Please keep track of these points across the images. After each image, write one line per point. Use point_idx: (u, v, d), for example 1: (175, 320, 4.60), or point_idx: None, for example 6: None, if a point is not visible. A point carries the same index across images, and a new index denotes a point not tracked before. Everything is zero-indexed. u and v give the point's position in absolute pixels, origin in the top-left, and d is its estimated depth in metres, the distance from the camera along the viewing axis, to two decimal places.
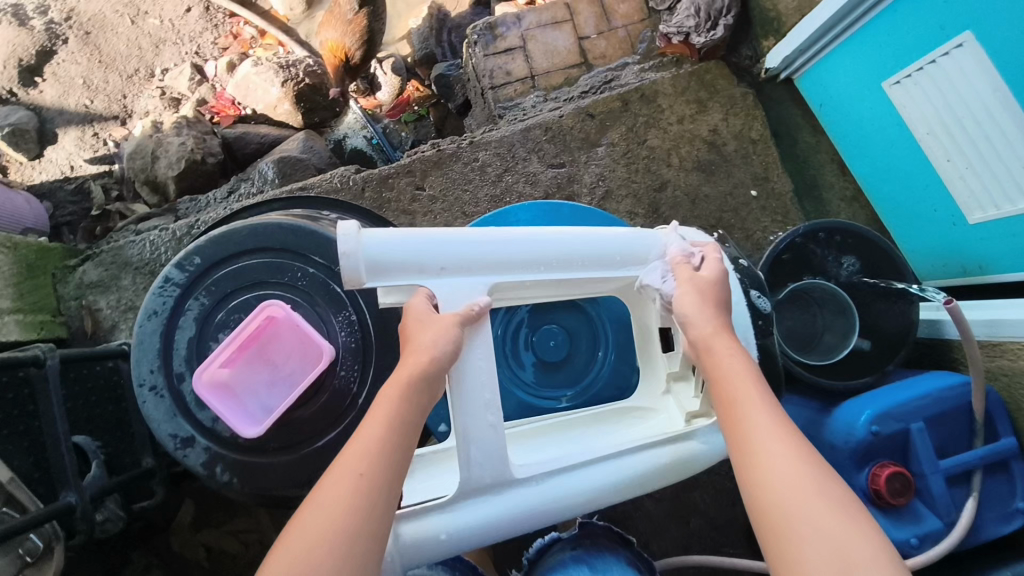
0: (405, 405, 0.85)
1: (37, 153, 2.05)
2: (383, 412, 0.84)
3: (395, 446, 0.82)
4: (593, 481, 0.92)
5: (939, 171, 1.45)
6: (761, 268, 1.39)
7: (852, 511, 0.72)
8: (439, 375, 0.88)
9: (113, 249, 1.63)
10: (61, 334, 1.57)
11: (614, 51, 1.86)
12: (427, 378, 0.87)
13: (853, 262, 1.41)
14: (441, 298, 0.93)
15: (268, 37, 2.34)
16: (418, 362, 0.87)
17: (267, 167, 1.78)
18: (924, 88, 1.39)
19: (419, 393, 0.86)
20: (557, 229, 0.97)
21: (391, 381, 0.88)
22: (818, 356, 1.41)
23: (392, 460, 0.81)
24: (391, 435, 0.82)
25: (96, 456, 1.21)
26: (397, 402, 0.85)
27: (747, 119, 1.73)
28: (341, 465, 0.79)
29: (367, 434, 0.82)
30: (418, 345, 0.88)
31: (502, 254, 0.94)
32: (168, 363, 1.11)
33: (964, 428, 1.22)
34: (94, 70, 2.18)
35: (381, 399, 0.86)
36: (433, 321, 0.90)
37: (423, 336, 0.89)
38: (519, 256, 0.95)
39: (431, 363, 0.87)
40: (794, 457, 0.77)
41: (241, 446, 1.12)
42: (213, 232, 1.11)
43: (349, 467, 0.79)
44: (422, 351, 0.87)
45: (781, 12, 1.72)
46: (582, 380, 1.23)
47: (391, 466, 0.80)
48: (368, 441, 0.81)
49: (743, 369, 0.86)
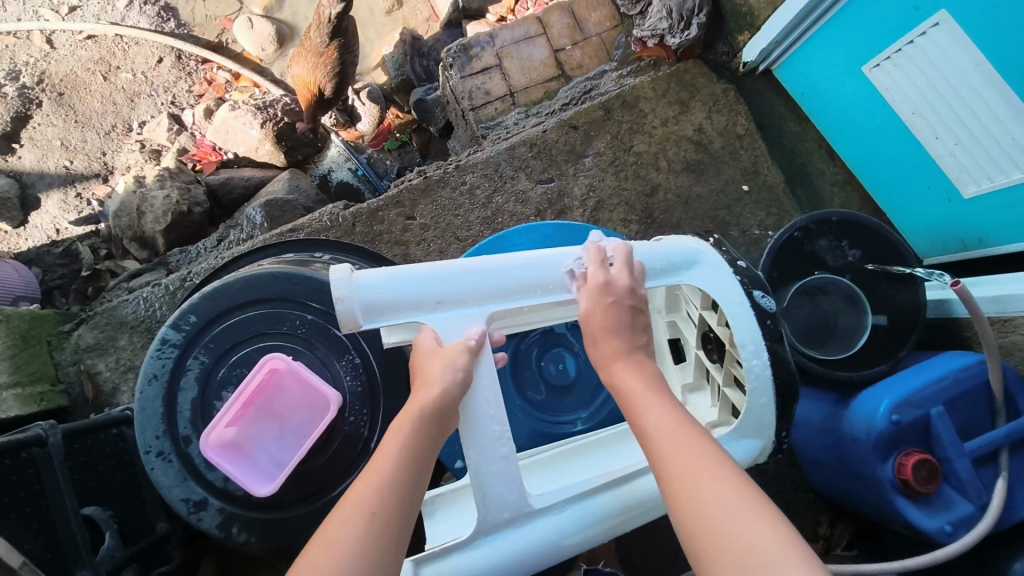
0: (416, 440, 0.80)
1: (21, 220, 2.01)
2: (395, 448, 0.79)
3: (408, 480, 0.78)
4: (621, 505, 0.89)
5: (929, 150, 1.44)
6: (762, 267, 1.37)
7: (762, 521, 0.67)
8: (449, 411, 0.82)
9: (107, 310, 1.60)
10: (62, 402, 1.52)
11: (590, 60, 1.86)
12: (439, 411, 0.81)
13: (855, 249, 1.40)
14: (445, 335, 0.88)
15: (242, 80, 2.37)
16: (429, 395, 0.81)
17: (255, 212, 1.75)
18: (904, 69, 1.39)
19: (431, 428, 0.81)
20: (553, 251, 0.93)
21: (401, 416, 0.82)
22: (836, 347, 1.41)
23: (404, 496, 0.76)
24: (404, 469, 0.78)
25: (109, 526, 1.19)
26: (408, 438, 0.80)
27: (730, 115, 1.72)
28: (352, 502, 0.75)
29: (377, 469, 0.78)
30: (426, 378, 0.83)
31: (501, 281, 0.89)
32: (173, 426, 1.08)
33: (984, 408, 1.20)
34: (71, 131, 2.17)
35: (390, 434, 0.81)
36: (440, 353, 0.85)
37: (431, 368, 0.83)
38: (519, 282, 0.90)
39: (443, 397, 0.81)
40: (703, 475, 0.73)
41: (254, 502, 1.09)
42: (207, 287, 1.09)
43: (360, 504, 0.74)
44: (433, 385, 0.81)
45: (754, 6, 1.72)
46: (595, 401, 1.21)
47: (404, 502, 0.76)
48: (380, 475, 0.77)
49: (645, 391, 0.84)
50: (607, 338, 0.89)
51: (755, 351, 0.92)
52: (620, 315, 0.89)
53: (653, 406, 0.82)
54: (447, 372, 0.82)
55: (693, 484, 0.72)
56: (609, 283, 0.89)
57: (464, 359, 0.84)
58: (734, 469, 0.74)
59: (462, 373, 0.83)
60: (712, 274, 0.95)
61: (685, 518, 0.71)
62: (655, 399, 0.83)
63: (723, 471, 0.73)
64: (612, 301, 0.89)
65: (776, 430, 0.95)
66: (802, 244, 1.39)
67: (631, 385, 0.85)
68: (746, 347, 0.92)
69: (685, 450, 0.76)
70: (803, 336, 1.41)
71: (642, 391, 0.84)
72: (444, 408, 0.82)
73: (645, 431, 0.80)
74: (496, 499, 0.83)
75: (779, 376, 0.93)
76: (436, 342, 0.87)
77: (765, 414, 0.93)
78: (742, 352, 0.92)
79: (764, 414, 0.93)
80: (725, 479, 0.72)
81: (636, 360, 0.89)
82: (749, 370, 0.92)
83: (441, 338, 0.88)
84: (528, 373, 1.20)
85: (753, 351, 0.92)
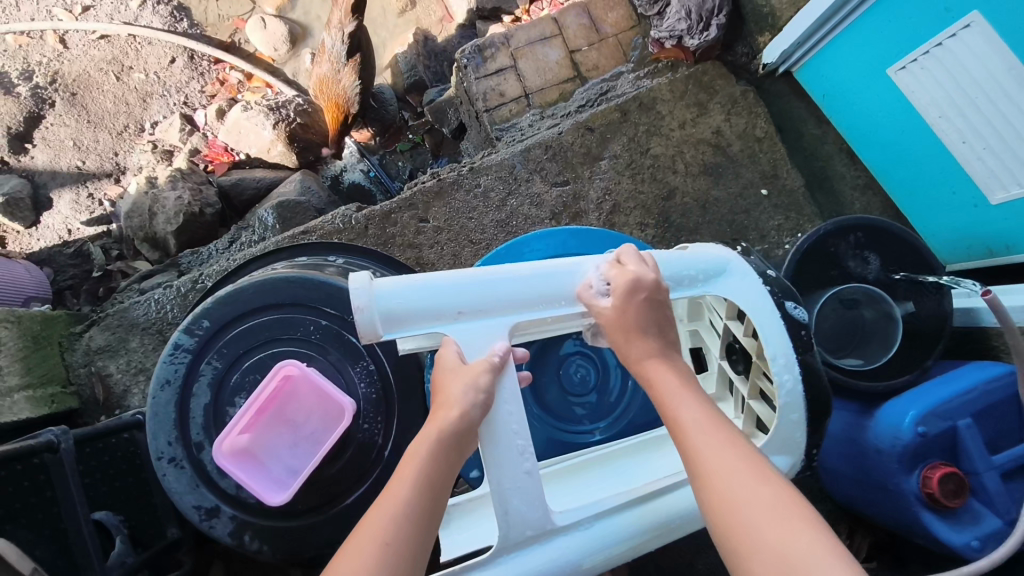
0: (432, 466, 0.79)
1: (33, 220, 2.01)
2: (411, 472, 0.78)
3: (422, 508, 0.77)
4: (644, 523, 0.86)
5: (956, 154, 1.40)
6: (785, 273, 1.33)
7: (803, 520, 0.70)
8: (472, 431, 0.80)
9: (118, 311, 1.59)
10: (73, 404, 1.51)
11: (606, 61, 1.84)
12: (459, 435, 0.80)
13: (876, 260, 1.37)
14: (467, 351, 0.86)
15: (254, 81, 2.37)
16: (449, 416, 0.79)
17: (267, 213, 1.74)
18: (931, 71, 1.35)
19: (451, 450, 0.80)
20: (570, 260, 0.91)
21: (420, 437, 0.81)
22: (879, 344, 1.35)
23: (419, 526, 0.75)
24: (420, 499, 0.77)
25: (120, 531, 1.17)
26: (426, 459, 0.79)
27: (749, 117, 1.69)
28: (366, 531, 0.74)
29: (394, 493, 0.77)
30: (447, 400, 0.80)
31: (520, 292, 0.87)
32: (186, 433, 1.06)
33: (1014, 420, 1.16)
34: (83, 131, 2.16)
35: (408, 457, 0.80)
36: (462, 372, 0.82)
37: (453, 390, 0.80)
38: (538, 292, 0.88)
39: (462, 419, 0.79)
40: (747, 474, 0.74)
41: (264, 509, 1.08)
42: (220, 292, 1.07)
43: (374, 532, 0.74)
44: (453, 407, 0.79)
45: (775, 8, 1.68)
46: (614, 410, 1.18)
47: (421, 533, 0.75)
48: (394, 504, 0.76)
49: (679, 387, 0.84)
50: (633, 341, 0.87)
51: (785, 365, 0.89)
52: (637, 315, 0.87)
53: (689, 405, 0.82)
54: (468, 393, 0.80)
55: (736, 486, 0.73)
56: (638, 279, 0.87)
57: (487, 379, 0.82)
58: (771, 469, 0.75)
59: (484, 395, 0.80)
60: (739, 285, 0.93)
61: (724, 520, 0.72)
62: (689, 398, 0.82)
63: (761, 473, 0.74)
64: (643, 297, 0.87)
65: (805, 448, 0.92)
66: (823, 252, 1.35)
67: (666, 381, 0.85)
68: (776, 361, 0.90)
69: (725, 450, 0.76)
70: (840, 346, 1.36)
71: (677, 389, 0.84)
72: (464, 431, 0.79)
73: (679, 428, 0.80)
74: (517, 516, 0.80)
75: (808, 392, 0.91)
76: (459, 359, 0.85)
77: (795, 431, 0.91)
78: (772, 366, 0.89)
79: (795, 431, 0.91)
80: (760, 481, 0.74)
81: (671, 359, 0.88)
82: (780, 385, 0.89)
83: (465, 356, 0.86)
84: (547, 381, 1.18)
85: (783, 365, 0.89)
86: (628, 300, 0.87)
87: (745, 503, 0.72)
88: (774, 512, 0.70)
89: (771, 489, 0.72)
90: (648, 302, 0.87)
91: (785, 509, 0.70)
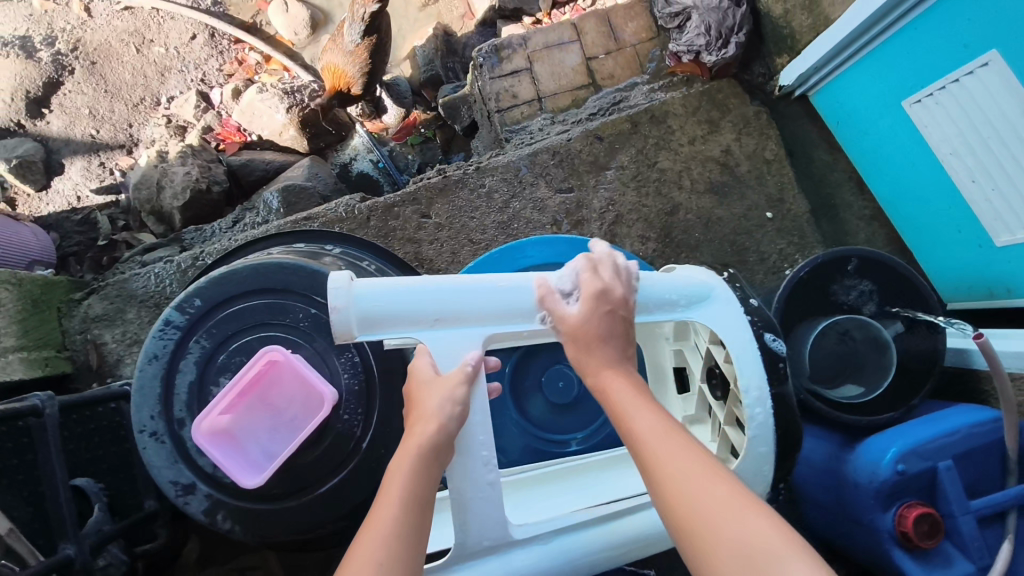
0: (416, 481, 0.78)
1: (43, 184, 2.05)
2: (396, 489, 0.78)
3: (411, 525, 0.77)
4: (607, 541, 0.87)
5: (964, 194, 1.39)
6: (775, 311, 1.32)
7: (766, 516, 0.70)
8: (449, 445, 0.81)
9: (118, 282, 1.61)
10: (67, 369, 1.54)
11: (622, 70, 1.83)
12: (437, 448, 0.80)
13: (869, 287, 1.36)
14: (440, 361, 0.87)
15: (273, 63, 2.39)
16: (425, 432, 0.80)
17: (272, 197, 1.75)
18: (945, 108, 1.33)
19: (432, 464, 0.80)
20: (542, 276, 0.90)
21: (400, 454, 0.80)
22: (874, 373, 1.32)
23: (411, 543, 0.75)
24: (408, 514, 0.77)
25: (98, 499, 1.20)
26: (410, 477, 0.78)
27: (760, 139, 1.68)
28: (356, 558, 0.73)
29: (381, 518, 0.76)
30: (424, 413, 0.81)
31: (492, 307, 0.87)
32: (169, 408, 1.08)
33: (995, 466, 1.14)
34: (99, 100, 2.19)
35: (390, 476, 0.80)
36: (436, 386, 0.84)
37: (428, 403, 0.82)
38: (512, 306, 0.88)
39: (440, 432, 0.80)
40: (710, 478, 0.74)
41: (240, 490, 1.08)
42: (215, 272, 1.08)
43: (365, 557, 0.72)
44: (430, 421, 0.80)
45: (795, 30, 1.66)
46: (593, 422, 1.18)
47: (411, 555, 0.74)
48: (384, 524, 0.75)
49: (634, 397, 0.83)
50: (595, 351, 0.88)
51: (759, 398, 0.90)
52: (604, 324, 0.87)
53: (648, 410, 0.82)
54: (445, 407, 0.81)
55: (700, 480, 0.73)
56: (602, 291, 0.87)
57: (463, 392, 0.83)
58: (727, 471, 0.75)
59: (460, 408, 0.82)
60: (722, 312, 0.94)
61: (685, 521, 0.71)
62: (645, 406, 0.82)
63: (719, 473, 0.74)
64: (605, 310, 0.87)
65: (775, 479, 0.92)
66: (816, 283, 1.35)
67: (620, 391, 0.85)
68: (749, 394, 0.90)
69: (684, 455, 0.76)
70: (830, 377, 1.35)
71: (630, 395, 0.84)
72: (442, 444, 0.80)
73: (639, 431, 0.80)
74: (477, 525, 0.82)
75: (779, 426, 0.92)
76: (431, 370, 0.86)
77: (763, 463, 0.91)
78: (744, 399, 0.90)
79: (763, 464, 0.91)
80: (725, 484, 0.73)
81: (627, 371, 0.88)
82: (750, 417, 0.90)
83: (437, 366, 0.87)
84: (527, 387, 1.18)
85: (757, 399, 0.90)
86: (592, 311, 0.86)
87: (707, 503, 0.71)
88: (735, 508, 0.70)
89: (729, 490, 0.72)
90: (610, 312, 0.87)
91: (746, 503, 0.70)
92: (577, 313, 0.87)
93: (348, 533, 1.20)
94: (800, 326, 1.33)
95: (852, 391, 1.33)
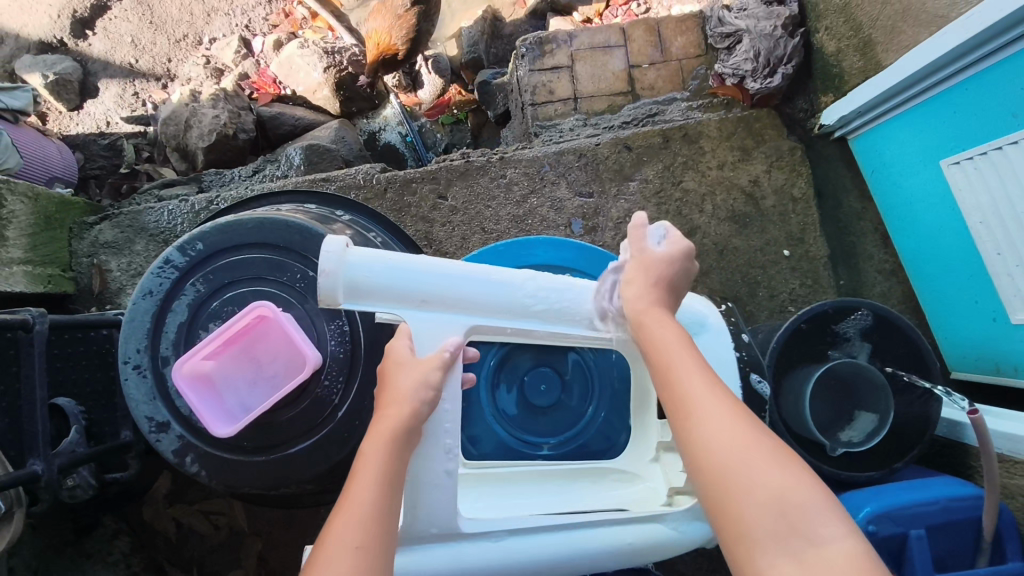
0: (390, 466, 0.79)
1: (76, 104, 2.14)
2: (370, 475, 0.78)
3: (386, 510, 0.77)
4: (557, 552, 0.87)
5: (987, 265, 1.35)
6: (767, 357, 1.25)
7: (795, 479, 0.73)
8: (419, 429, 0.82)
9: (132, 212, 1.63)
10: (68, 289, 1.57)
11: (663, 83, 1.80)
12: (409, 432, 0.81)
13: (865, 317, 1.28)
14: (419, 344, 0.87)
15: (318, 20, 2.30)
16: (399, 415, 0.81)
17: (295, 152, 1.75)
18: (983, 174, 1.29)
19: (403, 448, 0.81)
20: (534, 274, 0.89)
21: (374, 440, 0.81)
22: (869, 395, 1.24)
23: (386, 528, 0.76)
24: (383, 499, 0.77)
25: (76, 421, 1.22)
26: (383, 462, 0.79)
27: (791, 175, 1.65)
28: (335, 544, 0.74)
29: (356, 502, 0.77)
30: (397, 398, 0.82)
31: (481, 296, 0.87)
32: (156, 344, 1.09)
33: (969, 543, 1.12)
34: (143, 31, 2.21)
35: (363, 461, 0.80)
36: (414, 367, 0.84)
37: (402, 385, 0.83)
38: (499, 300, 0.88)
39: (413, 416, 0.82)
40: (747, 432, 0.77)
41: (213, 438, 1.09)
42: (221, 219, 1.09)
43: (343, 540, 0.74)
44: (404, 404, 0.82)
45: (845, 70, 1.62)
46: (568, 430, 1.17)
47: (387, 544, 0.76)
48: (359, 508, 0.76)
49: (680, 344, 0.84)
50: (650, 291, 0.89)
51: None
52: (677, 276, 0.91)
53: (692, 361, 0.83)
54: (419, 390, 0.83)
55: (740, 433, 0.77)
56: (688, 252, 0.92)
57: (438, 377, 0.84)
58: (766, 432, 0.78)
59: (432, 392, 0.83)
60: (711, 342, 0.95)
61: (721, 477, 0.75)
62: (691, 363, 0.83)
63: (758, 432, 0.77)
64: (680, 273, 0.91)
65: None
66: (807, 335, 1.28)
67: (665, 335, 0.85)
68: None
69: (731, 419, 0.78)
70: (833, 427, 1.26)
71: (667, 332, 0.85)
72: (413, 428, 0.81)
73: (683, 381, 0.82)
74: (427, 510, 0.83)
75: None
76: (409, 352, 0.86)
77: None
78: None
79: None
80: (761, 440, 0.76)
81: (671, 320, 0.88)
82: None
83: (415, 349, 0.87)
84: (508, 383, 1.18)
85: None
86: (674, 259, 0.91)
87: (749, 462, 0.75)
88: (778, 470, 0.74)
89: (770, 449, 0.76)
90: (682, 271, 0.92)
91: (790, 468, 0.74)
92: (654, 256, 0.91)
93: (312, 496, 1.21)
94: (790, 378, 1.27)
95: (858, 431, 1.25)
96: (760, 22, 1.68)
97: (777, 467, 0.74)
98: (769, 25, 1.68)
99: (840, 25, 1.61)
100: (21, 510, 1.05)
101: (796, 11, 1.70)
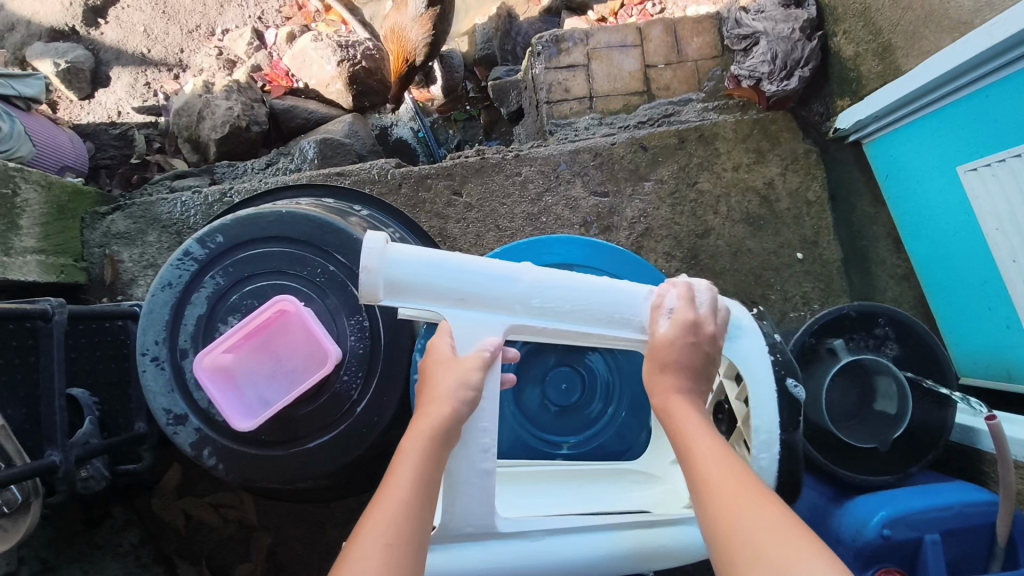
0: (427, 462, 0.79)
1: (87, 93, 2.13)
2: (408, 469, 0.79)
3: (420, 508, 0.77)
4: (583, 553, 0.87)
5: (1002, 272, 1.35)
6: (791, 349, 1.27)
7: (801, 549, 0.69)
8: (456, 429, 0.83)
9: (145, 203, 1.62)
10: (80, 279, 1.56)
11: (678, 84, 1.80)
12: (449, 431, 0.82)
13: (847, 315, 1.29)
14: (459, 341, 0.88)
15: (331, 14, 2.28)
16: (440, 413, 0.82)
17: (309, 146, 1.74)
18: (1001, 181, 1.29)
19: (441, 447, 0.81)
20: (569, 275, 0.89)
21: (412, 436, 0.81)
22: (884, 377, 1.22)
23: (418, 524, 0.76)
24: (417, 494, 0.77)
25: (90, 412, 1.22)
26: (419, 458, 0.79)
27: (806, 177, 1.64)
28: (367, 537, 0.74)
29: (393, 497, 0.77)
30: (438, 395, 0.83)
31: (517, 296, 0.87)
32: (174, 337, 1.08)
33: (983, 549, 1.12)
34: (156, 20, 2.22)
35: (401, 457, 0.80)
36: (454, 366, 0.85)
37: (442, 384, 0.83)
38: (535, 302, 0.88)
39: (453, 415, 0.82)
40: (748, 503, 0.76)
41: (230, 431, 1.08)
42: (242, 211, 1.08)
43: (376, 534, 0.74)
44: (445, 403, 0.82)
45: (862, 74, 1.62)
46: (588, 430, 1.18)
47: (419, 540, 0.75)
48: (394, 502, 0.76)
49: (692, 418, 0.87)
50: (666, 374, 0.91)
51: (765, 441, 0.92)
52: (694, 357, 0.90)
53: (701, 434, 0.85)
54: (458, 390, 0.83)
55: (741, 502, 0.76)
56: (696, 322, 0.90)
57: (477, 377, 0.85)
58: (776, 504, 0.76)
59: (471, 392, 0.84)
60: (748, 346, 0.95)
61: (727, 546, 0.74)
62: (708, 439, 0.85)
63: (776, 509, 0.75)
64: (691, 341, 0.89)
65: None
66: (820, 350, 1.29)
67: (682, 415, 0.88)
68: (759, 436, 0.92)
69: (731, 480, 0.79)
70: (852, 423, 1.27)
71: (694, 424, 0.86)
72: (450, 425, 0.82)
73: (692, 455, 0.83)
74: (460, 510, 0.84)
75: (781, 470, 0.93)
76: (451, 351, 0.87)
77: None
78: (753, 440, 0.92)
79: None
80: (766, 512, 0.74)
81: (692, 393, 0.91)
82: (754, 460, 0.92)
83: (455, 347, 0.88)
84: (529, 381, 1.17)
85: (762, 441, 0.92)
86: (680, 336, 0.89)
87: (757, 532, 0.72)
88: (783, 538, 0.70)
89: (775, 519, 0.73)
90: (697, 346, 0.90)
91: (795, 539, 0.70)
92: (666, 334, 0.90)
93: (329, 490, 1.20)
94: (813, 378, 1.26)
95: (889, 399, 1.22)
96: (777, 24, 1.68)
97: (782, 537, 0.71)
98: (786, 28, 1.67)
99: (858, 29, 1.61)
100: (38, 501, 1.05)
101: (813, 15, 1.70)
